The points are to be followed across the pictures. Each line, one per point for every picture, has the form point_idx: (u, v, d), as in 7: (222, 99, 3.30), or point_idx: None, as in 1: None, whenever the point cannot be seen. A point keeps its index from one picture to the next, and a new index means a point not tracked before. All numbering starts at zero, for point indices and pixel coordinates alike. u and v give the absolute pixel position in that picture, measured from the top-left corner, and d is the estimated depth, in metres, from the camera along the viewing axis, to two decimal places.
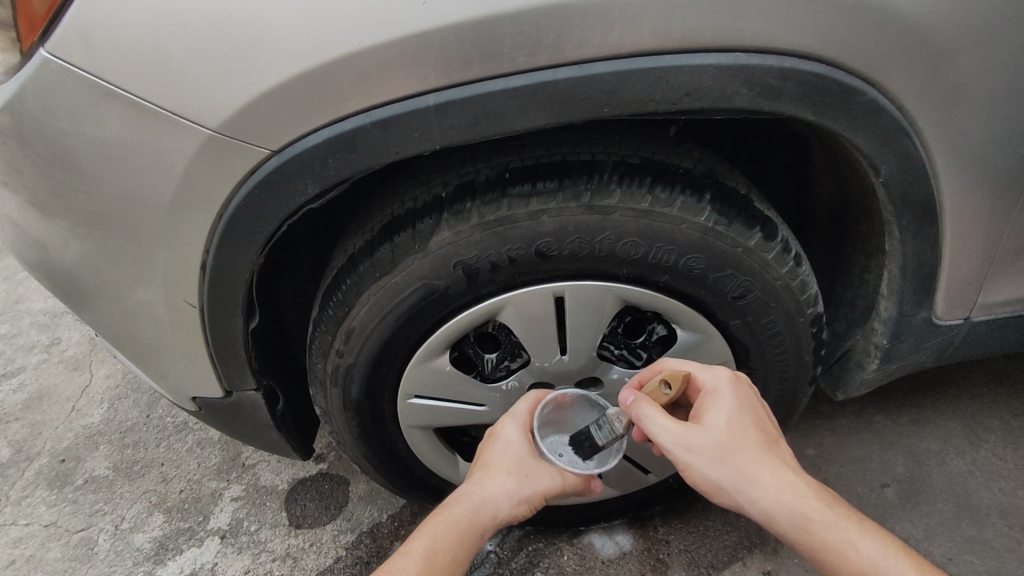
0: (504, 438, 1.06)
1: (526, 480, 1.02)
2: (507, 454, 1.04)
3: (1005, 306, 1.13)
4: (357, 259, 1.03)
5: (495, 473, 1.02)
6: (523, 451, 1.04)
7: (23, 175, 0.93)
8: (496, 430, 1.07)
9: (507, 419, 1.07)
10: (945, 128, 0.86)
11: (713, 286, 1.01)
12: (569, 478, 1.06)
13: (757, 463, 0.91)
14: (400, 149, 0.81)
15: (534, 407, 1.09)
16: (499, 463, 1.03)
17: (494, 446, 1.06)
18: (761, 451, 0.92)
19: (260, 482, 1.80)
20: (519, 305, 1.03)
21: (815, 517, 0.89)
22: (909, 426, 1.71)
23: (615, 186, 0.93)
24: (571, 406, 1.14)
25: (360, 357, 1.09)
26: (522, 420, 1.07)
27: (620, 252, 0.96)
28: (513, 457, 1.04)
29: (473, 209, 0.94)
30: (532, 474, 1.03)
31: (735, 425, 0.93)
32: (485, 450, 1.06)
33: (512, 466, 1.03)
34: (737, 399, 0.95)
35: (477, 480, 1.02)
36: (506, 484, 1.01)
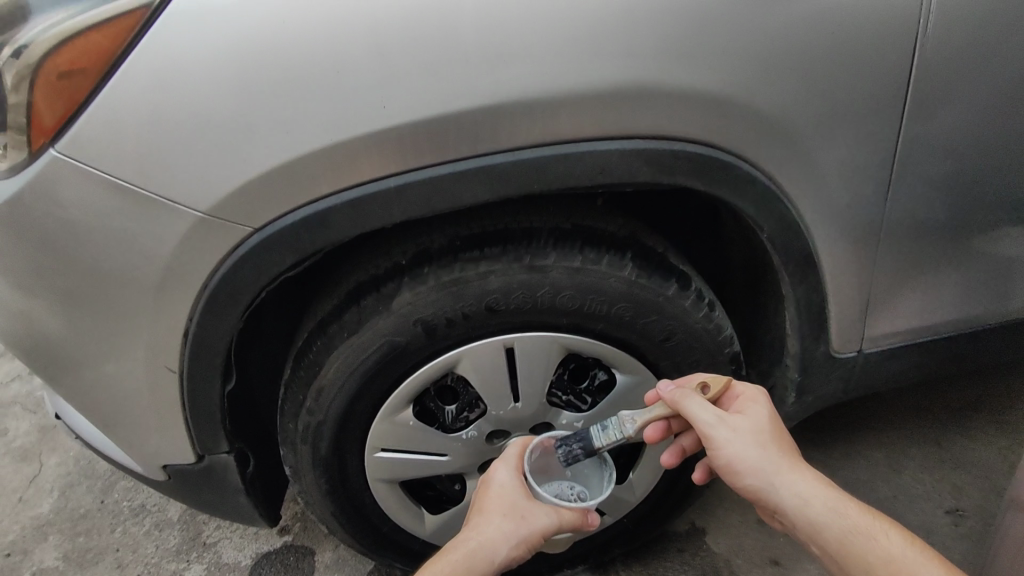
0: (498, 482, 1.10)
1: (522, 521, 1.05)
2: (500, 497, 1.08)
3: (890, 337, 1.33)
4: (327, 322, 1.14)
5: (490, 515, 1.06)
6: (516, 493, 1.08)
7: (10, 260, 1.00)
8: (490, 477, 1.12)
9: (498, 466, 1.12)
10: (809, 192, 1.08)
11: (642, 331, 1.17)
12: (564, 515, 1.08)
13: (793, 456, 1.03)
14: (366, 223, 0.96)
15: (521, 451, 1.14)
16: (493, 505, 1.07)
17: (489, 491, 1.10)
18: (791, 447, 1.05)
19: (223, 560, 1.78)
20: (474, 356, 1.16)
21: (845, 501, 0.99)
22: (839, 458, 1.87)
23: (550, 248, 1.10)
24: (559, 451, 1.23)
25: (330, 413, 1.18)
26: (512, 464, 1.12)
27: (559, 304, 1.11)
28: (507, 499, 1.07)
29: (429, 273, 1.08)
30: (527, 514, 1.06)
31: (769, 422, 1.07)
32: (481, 496, 1.10)
33: (508, 508, 1.06)
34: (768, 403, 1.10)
35: (474, 523, 1.06)
36: (502, 525, 1.04)
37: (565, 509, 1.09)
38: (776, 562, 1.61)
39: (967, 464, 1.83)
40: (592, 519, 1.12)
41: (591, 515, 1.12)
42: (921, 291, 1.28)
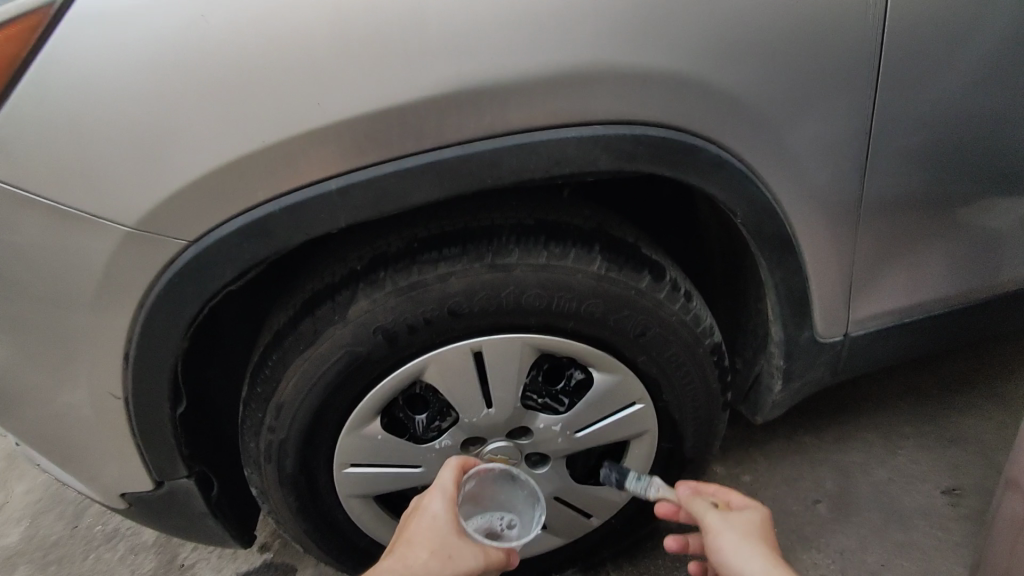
0: (431, 512, 0.99)
1: (449, 559, 0.94)
2: (429, 531, 0.97)
3: (877, 320, 1.28)
4: (282, 334, 1.07)
5: (416, 550, 0.95)
6: (447, 527, 0.98)
7: None
8: (424, 504, 1.01)
9: (434, 492, 1.01)
10: (782, 172, 1.02)
11: (616, 327, 1.11)
12: (492, 555, 0.99)
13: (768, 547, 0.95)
14: (310, 229, 0.89)
15: (458, 477, 1.04)
16: (421, 539, 0.96)
17: (419, 521, 0.99)
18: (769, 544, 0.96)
19: None
20: (442, 363, 1.10)
21: None
22: (832, 443, 1.83)
23: (513, 246, 1.04)
24: (490, 482, 1.16)
25: (293, 431, 1.12)
26: (447, 492, 1.01)
27: (526, 304, 1.05)
28: (437, 535, 0.97)
29: (386, 277, 1.02)
30: (456, 553, 0.95)
31: (749, 521, 1.00)
32: (409, 526, 0.99)
33: (436, 544, 0.95)
34: (756, 508, 1.04)
35: (398, 555, 0.95)
36: (428, 563, 0.93)
37: (495, 549, 1.01)
38: None
39: (961, 442, 1.80)
40: (514, 559, 1.05)
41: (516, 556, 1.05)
42: (907, 270, 1.23)
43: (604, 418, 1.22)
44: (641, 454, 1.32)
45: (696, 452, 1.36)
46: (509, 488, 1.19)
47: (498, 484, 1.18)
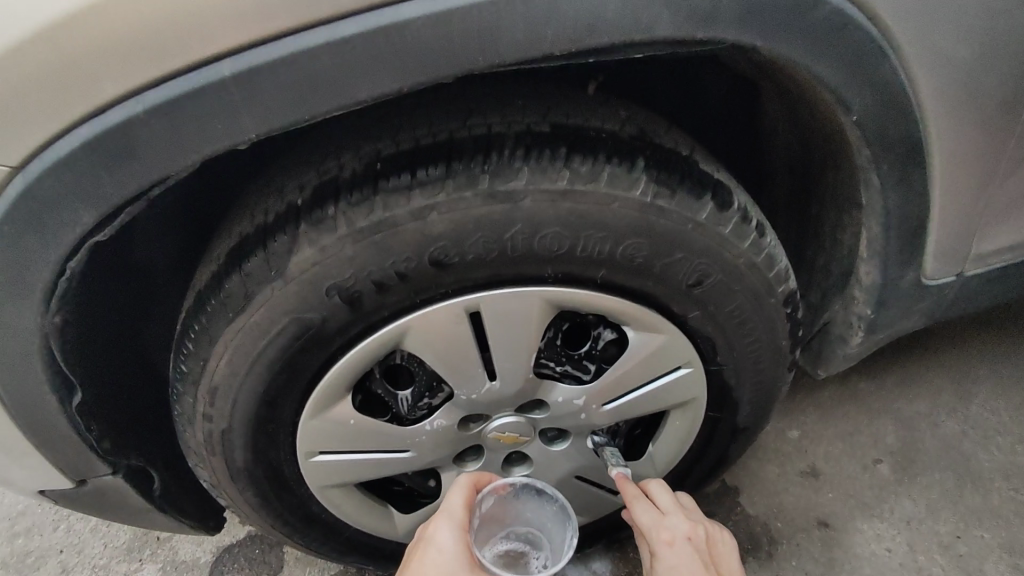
0: (437, 545, 0.88)
1: None
2: (436, 567, 0.85)
3: (998, 256, 1.01)
4: (205, 296, 0.80)
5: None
6: (455, 562, 0.86)
7: None
8: (428, 535, 0.89)
9: (440, 520, 0.90)
10: (929, 46, 0.71)
11: (663, 276, 0.80)
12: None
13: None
14: (200, 145, 0.58)
15: (469, 499, 0.92)
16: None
17: (424, 555, 0.87)
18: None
19: (179, 557, 1.52)
20: (426, 330, 0.79)
21: None
22: (895, 388, 1.56)
23: (520, 163, 0.72)
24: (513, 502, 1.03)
25: (235, 419, 0.86)
26: (456, 518, 0.90)
27: (541, 248, 0.74)
28: (444, 571, 0.85)
29: (338, 215, 0.71)
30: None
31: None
32: (413, 561, 0.87)
33: None
34: (672, 560, 0.95)
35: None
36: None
37: None
38: (824, 524, 1.35)
39: None
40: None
41: None
42: None
43: (642, 388, 0.94)
44: (684, 426, 1.05)
45: (751, 421, 1.09)
46: (537, 504, 1.06)
47: (523, 501, 1.05)
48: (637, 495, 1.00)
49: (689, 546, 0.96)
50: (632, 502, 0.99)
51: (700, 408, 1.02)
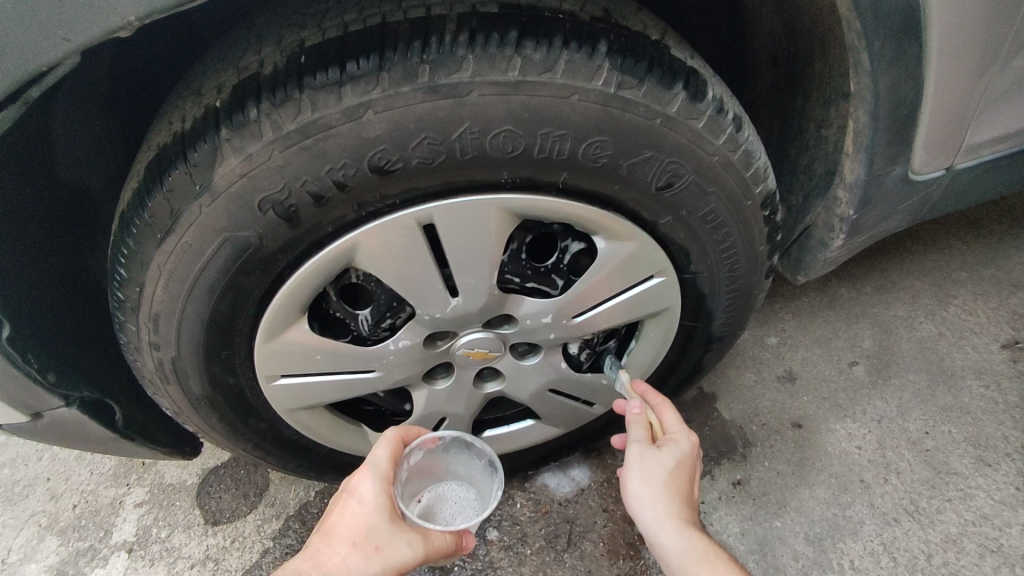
0: (358, 496, 0.90)
1: (375, 553, 0.85)
2: (355, 518, 0.88)
3: (992, 146, 0.94)
4: (130, 217, 0.72)
5: (335, 543, 0.85)
6: (376, 514, 0.89)
7: None
8: (351, 487, 0.91)
9: (364, 472, 0.92)
10: None
11: (630, 178, 0.74)
12: (432, 543, 0.91)
13: (676, 499, 0.86)
14: (68, 31, 0.51)
15: (395, 451, 0.94)
16: (343, 530, 0.86)
17: (345, 507, 0.89)
18: (683, 497, 0.87)
19: (165, 481, 1.53)
20: (375, 245, 0.73)
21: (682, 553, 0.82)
22: (875, 294, 1.55)
23: (464, 52, 0.63)
24: (442, 452, 1.06)
25: (184, 347, 0.81)
26: (379, 470, 0.92)
27: (494, 150, 0.67)
28: (363, 522, 0.87)
29: (261, 118, 0.63)
30: (384, 543, 0.86)
31: (674, 472, 0.88)
32: (333, 510, 0.89)
33: (362, 533, 0.86)
34: (687, 454, 0.90)
35: (314, 551, 0.86)
36: (349, 559, 0.84)
37: (436, 534, 0.92)
38: (798, 426, 1.36)
39: None
40: (467, 542, 0.97)
41: (467, 537, 0.96)
42: None
43: (612, 300, 0.91)
44: (657, 336, 1.03)
45: (726, 330, 1.07)
46: (466, 457, 1.09)
47: (453, 456, 1.08)
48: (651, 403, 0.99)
49: (699, 461, 0.93)
50: (663, 398, 0.98)
51: (674, 317, 0.99)
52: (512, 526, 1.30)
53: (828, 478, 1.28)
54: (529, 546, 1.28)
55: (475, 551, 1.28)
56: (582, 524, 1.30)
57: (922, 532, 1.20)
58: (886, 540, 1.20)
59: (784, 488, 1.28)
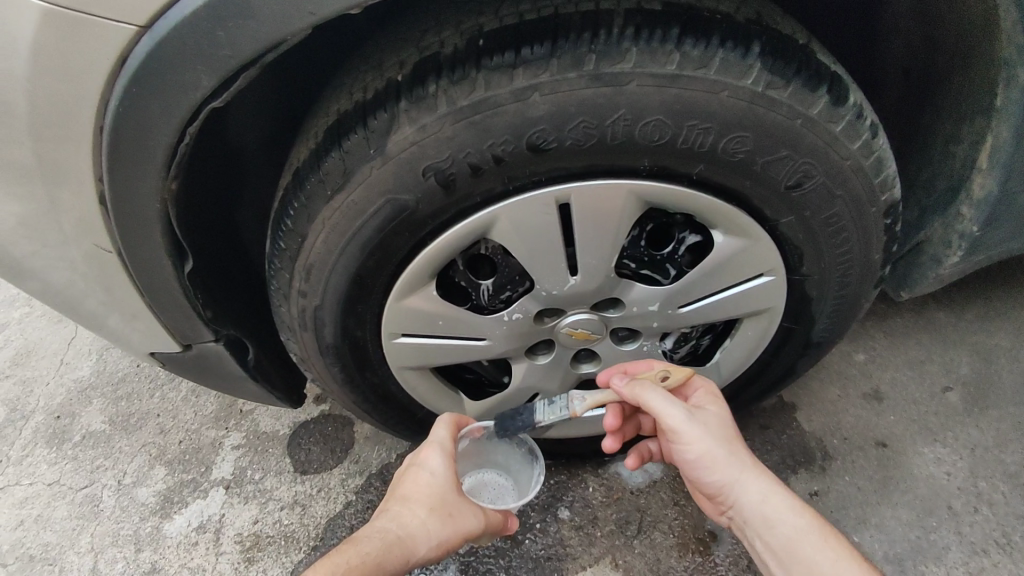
0: (428, 468, 1.00)
1: (449, 518, 0.96)
2: (428, 487, 0.98)
3: None
4: (303, 175, 0.81)
5: (413, 508, 0.96)
6: (447, 484, 0.99)
7: None
8: (420, 460, 1.02)
9: (430, 449, 1.02)
10: None
11: (762, 175, 0.78)
12: (490, 517, 1.03)
13: (749, 446, 0.97)
14: (313, 6, 0.60)
15: (454, 433, 1.05)
16: (418, 497, 0.97)
17: (415, 477, 1.00)
18: (744, 443, 0.98)
19: (261, 429, 1.65)
20: (515, 219, 0.79)
21: (784, 496, 0.92)
22: (975, 323, 1.51)
23: (629, 44, 0.68)
24: (486, 442, 1.17)
25: (328, 296, 0.89)
26: (444, 448, 1.02)
27: (642, 136, 0.72)
28: (437, 491, 0.98)
29: (438, 94, 0.70)
30: (455, 511, 0.98)
31: (728, 421, 0.99)
32: (406, 480, 1.00)
33: (437, 501, 0.97)
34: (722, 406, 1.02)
35: (394, 513, 0.95)
36: (428, 522, 0.95)
37: (491, 511, 1.05)
38: (883, 445, 1.35)
39: None
40: (512, 523, 1.08)
41: (512, 519, 1.07)
42: None
43: (720, 293, 0.94)
44: (754, 336, 1.05)
45: (826, 336, 1.08)
46: (506, 449, 1.20)
47: (494, 447, 1.19)
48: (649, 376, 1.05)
49: None
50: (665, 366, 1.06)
51: (775, 318, 1.01)
52: (583, 507, 1.34)
53: (913, 500, 1.26)
54: (599, 529, 1.32)
55: (546, 526, 1.33)
56: (653, 514, 1.33)
57: (1012, 566, 1.17)
58: (974, 569, 1.17)
59: (864, 504, 1.27)
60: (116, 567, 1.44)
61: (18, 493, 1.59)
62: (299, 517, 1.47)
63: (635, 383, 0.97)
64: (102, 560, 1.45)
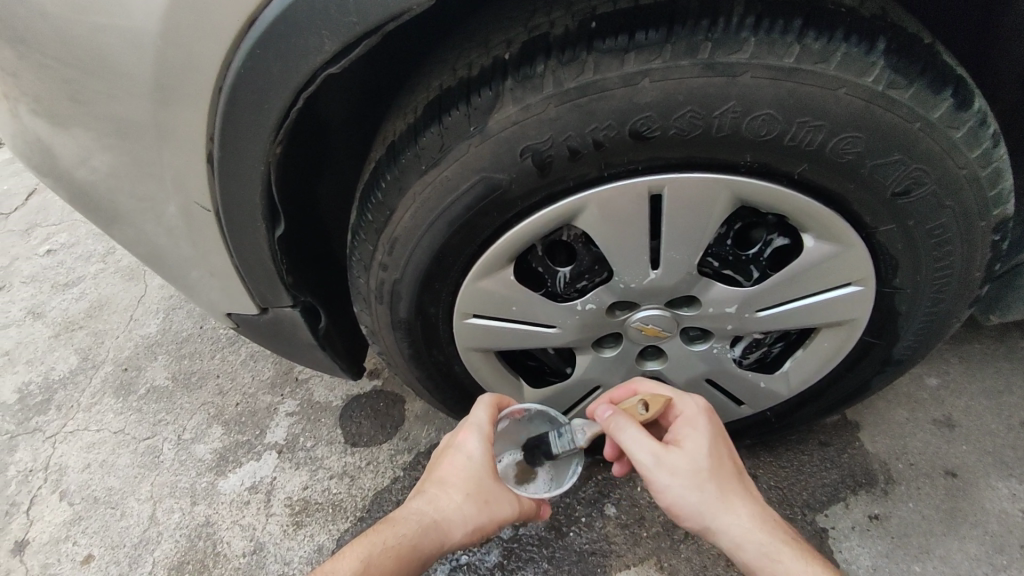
0: (466, 452, 0.97)
1: (485, 505, 0.94)
2: (465, 471, 0.96)
3: None
4: (399, 149, 0.83)
5: (451, 491, 0.94)
6: (483, 470, 0.96)
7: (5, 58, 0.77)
8: (457, 442, 0.99)
9: (468, 432, 0.98)
10: None
11: (869, 179, 0.75)
12: (524, 504, 1.00)
13: (732, 493, 0.88)
14: None
15: (494, 416, 1.00)
16: (456, 480, 0.95)
17: (453, 459, 0.98)
18: (736, 476, 0.90)
19: (314, 398, 1.68)
20: (605, 206, 0.79)
21: (774, 547, 0.86)
22: None
23: (748, 35, 0.68)
24: (527, 421, 1.11)
25: (408, 271, 0.90)
26: (483, 431, 0.98)
27: (748, 131, 0.71)
28: (474, 476, 0.95)
29: (546, 75, 0.71)
30: (492, 498, 0.95)
31: (712, 453, 0.90)
32: (443, 463, 0.97)
33: (473, 486, 0.94)
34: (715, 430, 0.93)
35: (430, 496, 0.94)
36: (463, 506, 0.93)
37: (525, 498, 1.01)
38: (952, 474, 1.29)
39: None
40: (542, 511, 1.07)
41: (544, 508, 1.07)
42: None
43: (803, 300, 0.91)
44: (830, 347, 1.02)
45: (908, 354, 1.04)
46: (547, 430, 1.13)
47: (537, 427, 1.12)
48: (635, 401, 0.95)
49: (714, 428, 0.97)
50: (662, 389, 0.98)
51: (856, 331, 0.98)
52: (631, 506, 1.33)
53: (982, 535, 1.20)
54: (645, 530, 1.29)
55: (592, 521, 1.32)
56: None
57: None
58: None
59: (928, 534, 1.21)
60: (172, 517, 1.49)
61: (86, 438, 1.68)
62: (347, 488, 1.50)
63: (616, 416, 0.92)
64: (159, 509, 1.51)
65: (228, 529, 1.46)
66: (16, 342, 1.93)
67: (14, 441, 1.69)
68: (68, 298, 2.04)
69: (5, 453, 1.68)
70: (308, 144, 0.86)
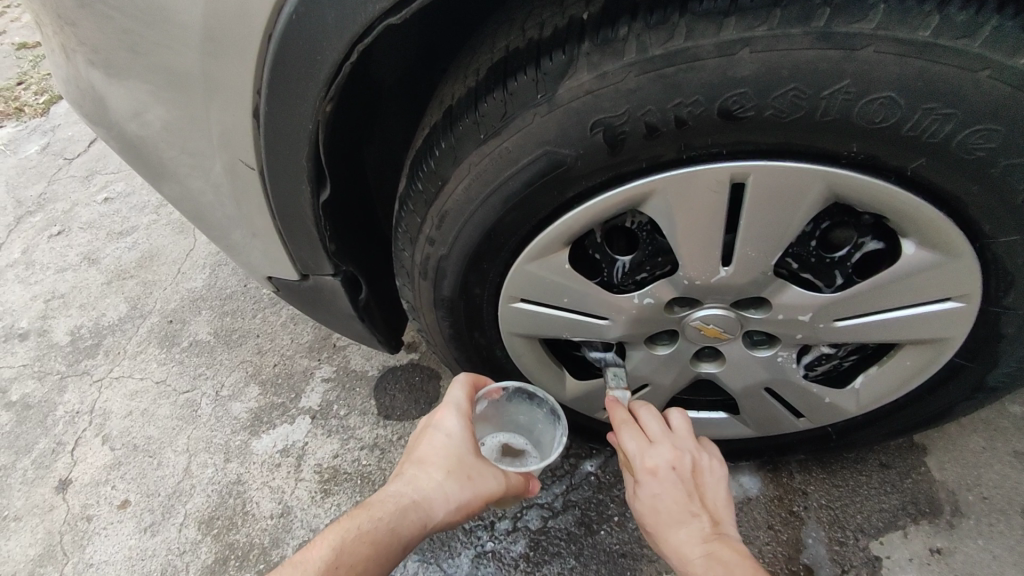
0: (444, 430, 0.91)
1: (468, 481, 0.87)
2: (445, 448, 0.89)
3: None
4: (457, 115, 0.76)
5: (430, 470, 0.87)
6: (463, 445, 0.90)
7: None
8: (434, 421, 0.93)
9: (446, 410, 0.93)
10: None
11: (997, 181, 0.66)
12: (513, 478, 0.92)
13: (668, 546, 0.84)
14: None
15: (472, 395, 0.95)
16: (434, 458, 0.88)
17: (431, 438, 0.91)
18: (674, 530, 0.83)
19: (351, 366, 1.66)
20: (678, 192, 0.70)
21: None
22: None
23: (876, 1, 0.59)
24: (506, 401, 1.04)
25: (456, 249, 0.83)
26: (462, 409, 0.93)
27: (860, 117, 0.62)
28: (455, 451, 0.89)
29: (630, 39, 0.64)
30: (475, 473, 0.88)
31: (652, 513, 0.85)
32: (421, 442, 0.91)
33: (453, 461, 0.87)
34: (653, 489, 0.85)
35: (409, 476, 0.88)
36: (445, 483, 0.86)
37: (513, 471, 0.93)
38: None
39: None
40: (533, 486, 0.96)
41: (533, 482, 0.96)
42: None
43: (891, 313, 0.81)
44: (912, 366, 0.92)
45: (1004, 381, 0.92)
46: (527, 408, 1.06)
47: (514, 406, 1.06)
48: (626, 421, 0.90)
49: (679, 471, 0.85)
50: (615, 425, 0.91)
51: (946, 350, 0.87)
52: None
53: None
54: None
55: (625, 522, 1.25)
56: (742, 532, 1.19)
57: None
58: None
59: None
60: (206, 472, 1.51)
61: (130, 385, 1.71)
62: (376, 461, 1.47)
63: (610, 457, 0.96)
64: (195, 462, 1.53)
65: (258, 489, 1.46)
66: (71, 286, 1.98)
67: (62, 382, 1.74)
68: (120, 247, 2.07)
69: (54, 393, 1.72)
70: (359, 107, 0.79)
